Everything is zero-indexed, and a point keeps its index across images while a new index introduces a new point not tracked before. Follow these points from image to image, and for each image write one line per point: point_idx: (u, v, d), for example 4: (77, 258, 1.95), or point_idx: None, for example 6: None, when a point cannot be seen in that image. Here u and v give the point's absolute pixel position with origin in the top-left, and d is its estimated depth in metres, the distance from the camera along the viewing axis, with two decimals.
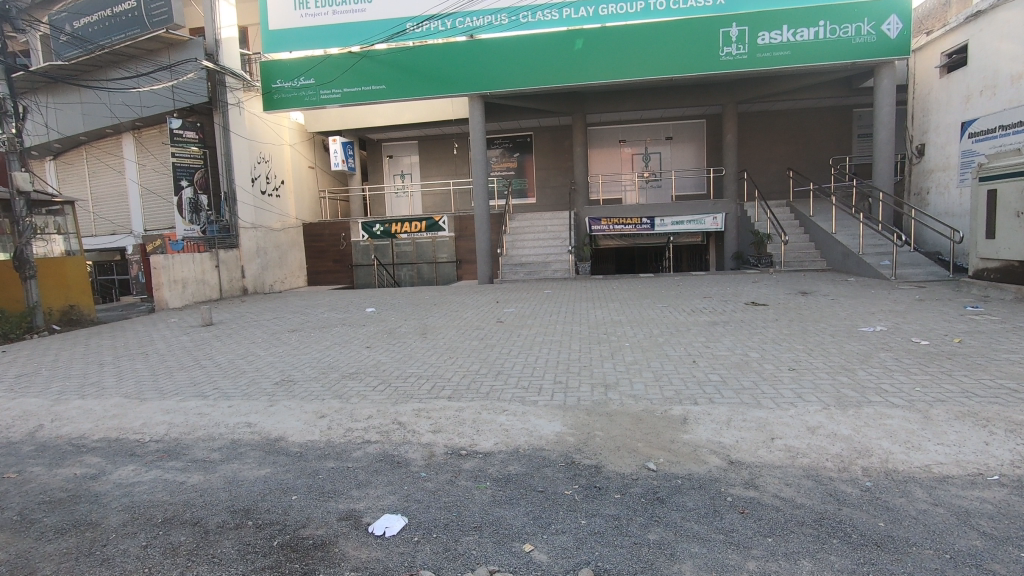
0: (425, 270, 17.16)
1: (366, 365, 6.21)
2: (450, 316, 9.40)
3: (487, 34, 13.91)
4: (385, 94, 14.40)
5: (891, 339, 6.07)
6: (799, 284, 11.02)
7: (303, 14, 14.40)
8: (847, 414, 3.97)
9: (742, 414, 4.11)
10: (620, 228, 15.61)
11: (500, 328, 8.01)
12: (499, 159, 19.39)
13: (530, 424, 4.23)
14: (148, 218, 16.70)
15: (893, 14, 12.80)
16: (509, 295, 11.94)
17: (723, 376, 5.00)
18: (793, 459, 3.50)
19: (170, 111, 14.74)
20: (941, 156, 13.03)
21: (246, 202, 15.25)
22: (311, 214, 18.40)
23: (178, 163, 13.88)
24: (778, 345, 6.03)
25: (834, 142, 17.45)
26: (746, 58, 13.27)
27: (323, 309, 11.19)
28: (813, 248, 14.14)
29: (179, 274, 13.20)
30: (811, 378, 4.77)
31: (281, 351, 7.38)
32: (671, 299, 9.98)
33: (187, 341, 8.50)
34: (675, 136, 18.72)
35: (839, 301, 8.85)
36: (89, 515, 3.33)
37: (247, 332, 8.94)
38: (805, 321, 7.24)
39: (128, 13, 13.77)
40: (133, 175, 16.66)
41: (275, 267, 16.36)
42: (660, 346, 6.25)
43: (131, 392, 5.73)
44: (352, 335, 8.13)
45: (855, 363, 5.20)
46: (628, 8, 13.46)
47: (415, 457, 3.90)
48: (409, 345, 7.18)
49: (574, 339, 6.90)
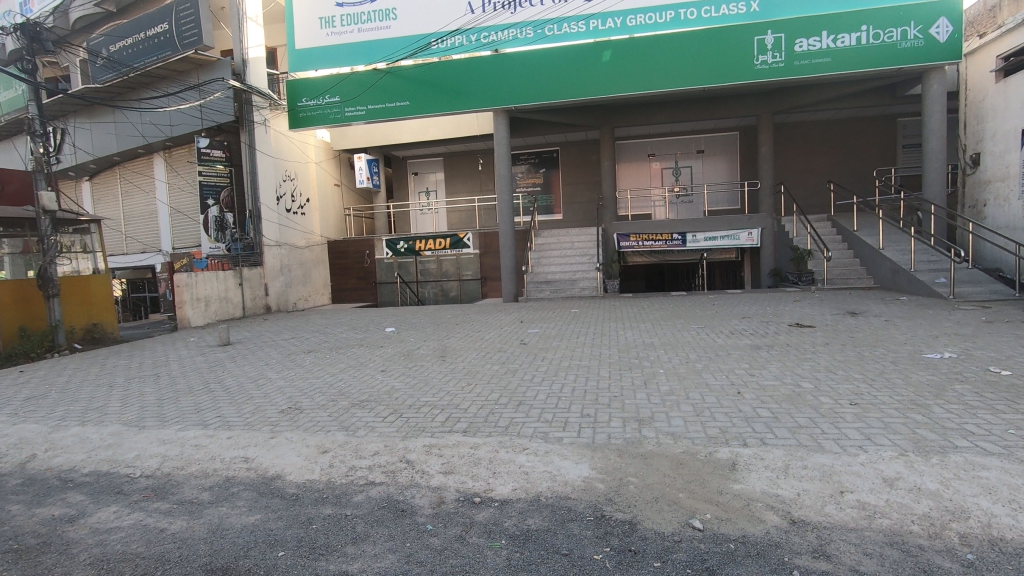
0: (450, 288, 16.85)
1: (379, 392, 5.78)
2: (471, 337, 8.96)
3: (512, 48, 13.67)
4: (409, 110, 14.23)
5: (963, 367, 5.38)
6: (847, 303, 10.23)
7: (330, 33, 14.46)
8: (929, 462, 3.35)
9: (801, 459, 3.52)
10: (650, 245, 15.05)
11: (523, 351, 7.52)
12: (524, 175, 19.06)
13: (553, 466, 3.73)
14: (176, 236, 16.85)
15: (942, 17, 12.06)
16: (534, 314, 11.46)
17: (774, 412, 4.38)
18: (869, 521, 2.90)
19: (198, 130, 14.90)
20: (1000, 166, 12.14)
21: (271, 220, 15.19)
22: (336, 231, 18.31)
23: (205, 181, 14.10)
24: (833, 374, 5.39)
25: (877, 153, 16.58)
26: (783, 66, 12.68)
27: (342, 328, 10.89)
28: (859, 265, 13.28)
29: (202, 292, 13.11)
30: (878, 417, 4.13)
31: (293, 374, 7.02)
32: (707, 320, 9.34)
33: (201, 362, 8.24)
34: (706, 149, 18.12)
35: (894, 323, 8.09)
36: (52, 569, 2.95)
37: (263, 353, 8.66)
38: (859, 346, 6.57)
39: (160, 36, 14.02)
40: (163, 195, 16.86)
41: (298, 284, 16.24)
42: (699, 374, 5.65)
43: (132, 419, 5.42)
44: (368, 358, 7.74)
45: (926, 397, 4.54)
46: (657, 18, 13.10)
47: (422, 504, 3.43)
48: (426, 369, 6.75)
49: (602, 364, 6.37)
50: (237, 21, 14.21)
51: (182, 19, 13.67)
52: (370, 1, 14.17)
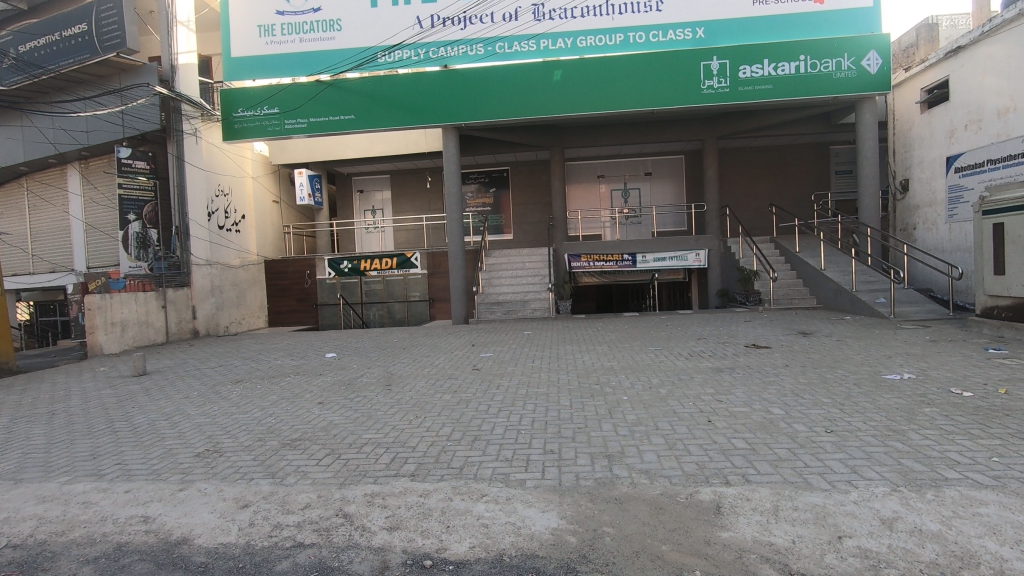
0: (396, 309, 16.12)
1: (314, 428, 5.13)
2: (418, 363, 8.33)
3: (462, 64, 13.37)
4: (354, 124, 13.56)
5: (926, 389, 5.29)
6: (797, 323, 10.29)
7: (269, 42, 13.74)
8: (925, 499, 3.08)
9: (789, 499, 3.18)
10: (601, 265, 14.99)
11: (475, 378, 6.99)
12: (474, 195, 18.69)
13: (516, 515, 3.24)
14: (91, 255, 15.35)
15: (872, 50, 12.69)
16: (485, 337, 10.94)
17: (751, 444, 4.07)
18: (875, 572, 2.55)
19: (120, 140, 13.71)
20: (927, 192, 12.80)
21: (200, 238, 14.08)
22: (274, 250, 17.27)
23: (125, 195, 12.88)
24: (801, 398, 5.18)
25: (812, 179, 17.30)
26: (728, 91, 12.97)
27: (277, 354, 9.99)
28: (802, 285, 13.60)
29: (118, 316, 11.88)
30: (858, 446, 3.90)
31: (216, 409, 6.19)
32: (664, 342, 9.12)
33: (109, 396, 7.22)
34: (654, 171, 18.37)
35: (847, 343, 8.12)
36: None
37: (183, 384, 7.71)
38: (819, 367, 6.46)
39: (77, 37, 12.88)
40: (78, 210, 15.40)
41: (231, 306, 15.07)
42: (664, 401, 5.32)
43: (7, 471, 4.49)
44: (304, 388, 6.99)
45: (899, 423, 4.36)
46: (607, 40, 13.19)
47: (361, 571, 2.84)
48: (369, 400, 6.10)
49: (561, 392, 5.94)
50: (166, 24, 13.24)
51: (103, 19, 12.64)
52: (313, 11, 13.62)
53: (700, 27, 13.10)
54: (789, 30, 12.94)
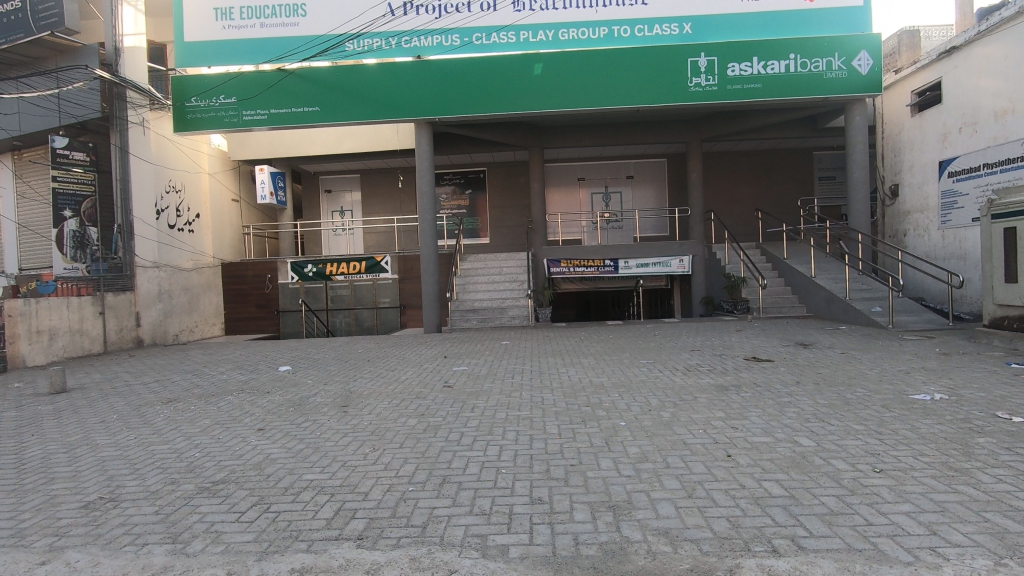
0: (364, 316, 15.05)
1: (247, 465, 4.17)
2: (382, 378, 7.36)
3: (436, 55, 12.50)
4: (319, 117, 12.54)
5: (967, 413, 4.60)
6: (794, 334, 9.63)
7: (226, 26, 12.62)
8: None
9: None
10: (582, 271, 14.23)
11: (446, 397, 6.07)
12: (449, 196, 17.78)
13: None
14: (25, 255, 13.92)
15: (864, 50, 12.24)
16: (460, 348, 10.02)
17: (789, 489, 3.26)
18: None
19: (56, 128, 12.41)
20: (918, 198, 12.39)
21: (147, 238, 12.87)
22: (232, 253, 16.06)
23: (60, 188, 11.49)
24: (830, 425, 4.42)
25: (796, 184, 16.92)
26: (717, 90, 12.36)
27: (225, 367, 8.91)
28: (791, 294, 13.04)
29: (45, 323, 10.58)
30: (922, 494, 3.12)
31: (132, 438, 5.12)
32: (654, 353, 8.33)
33: (10, 420, 6.07)
34: (636, 175, 17.78)
35: (854, 356, 7.45)
36: None
37: (105, 405, 6.58)
38: (835, 385, 5.72)
39: (9, 14, 11.59)
40: (10, 209, 14.05)
41: (181, 312, 13.83)
42: (670, 429, 4.49)
43: None
44: (244, 411, 5.94)
45: (957, 459, 3.62)
46: (590, 34, 12.51)
47: None
48: (320, 426, 5.16)
49: (546, 416, 5.08)
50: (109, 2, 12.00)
51: None
52: None
53: (687, 23, 12.52)
54: (779, 27, 12.41)
